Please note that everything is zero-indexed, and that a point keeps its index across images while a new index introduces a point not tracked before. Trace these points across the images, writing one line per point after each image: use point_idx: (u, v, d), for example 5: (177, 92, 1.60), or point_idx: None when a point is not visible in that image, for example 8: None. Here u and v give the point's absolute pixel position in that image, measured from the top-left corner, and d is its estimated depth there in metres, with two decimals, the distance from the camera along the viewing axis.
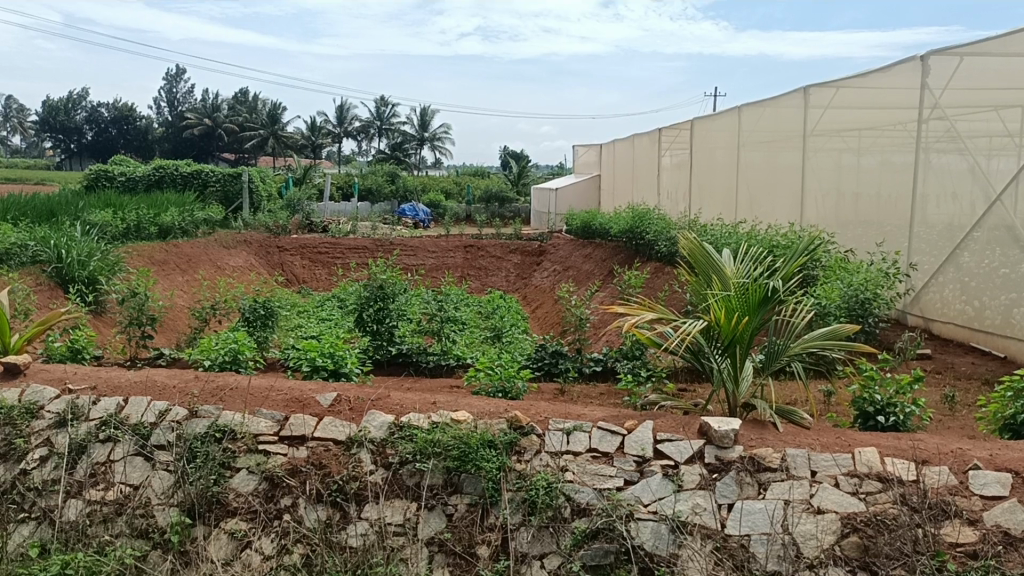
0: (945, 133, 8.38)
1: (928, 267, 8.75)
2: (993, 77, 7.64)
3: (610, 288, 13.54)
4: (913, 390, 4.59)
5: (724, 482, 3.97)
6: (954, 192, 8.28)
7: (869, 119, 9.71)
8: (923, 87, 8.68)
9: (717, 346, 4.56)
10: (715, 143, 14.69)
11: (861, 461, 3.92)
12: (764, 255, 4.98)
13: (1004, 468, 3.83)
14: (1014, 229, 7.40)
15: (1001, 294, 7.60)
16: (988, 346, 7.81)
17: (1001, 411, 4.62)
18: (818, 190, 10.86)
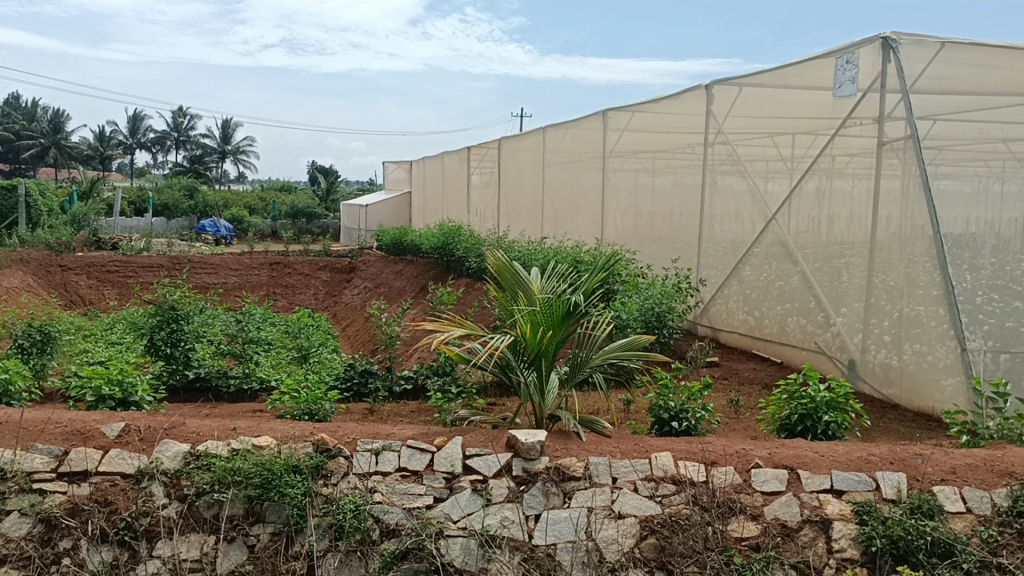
0: (728, 157, 9.06)
1: (715, 280, 9.43)
2: (767, 107, 8.38)
3: (420, 305, 13.56)
4: (703, 396, 4.92)
5: (531, 493, 4.06)
6: (737, 211, 8.97)
7: (662, 143, 10.37)
8: (708, 114, 9.32)
9: (524, 359, 4.66)
10: (521, 163, 15.11)
11: (658, 465, 4.13)
12: (567, 271, 5.15)
13: (781, 465, 4.16)
14: (787, 245, 8.13)
15: (776, 304, 8.29)
16: (766, 352, 8.50)
17: (778, 413, 5.03)
18: (617, 209, 11.45)
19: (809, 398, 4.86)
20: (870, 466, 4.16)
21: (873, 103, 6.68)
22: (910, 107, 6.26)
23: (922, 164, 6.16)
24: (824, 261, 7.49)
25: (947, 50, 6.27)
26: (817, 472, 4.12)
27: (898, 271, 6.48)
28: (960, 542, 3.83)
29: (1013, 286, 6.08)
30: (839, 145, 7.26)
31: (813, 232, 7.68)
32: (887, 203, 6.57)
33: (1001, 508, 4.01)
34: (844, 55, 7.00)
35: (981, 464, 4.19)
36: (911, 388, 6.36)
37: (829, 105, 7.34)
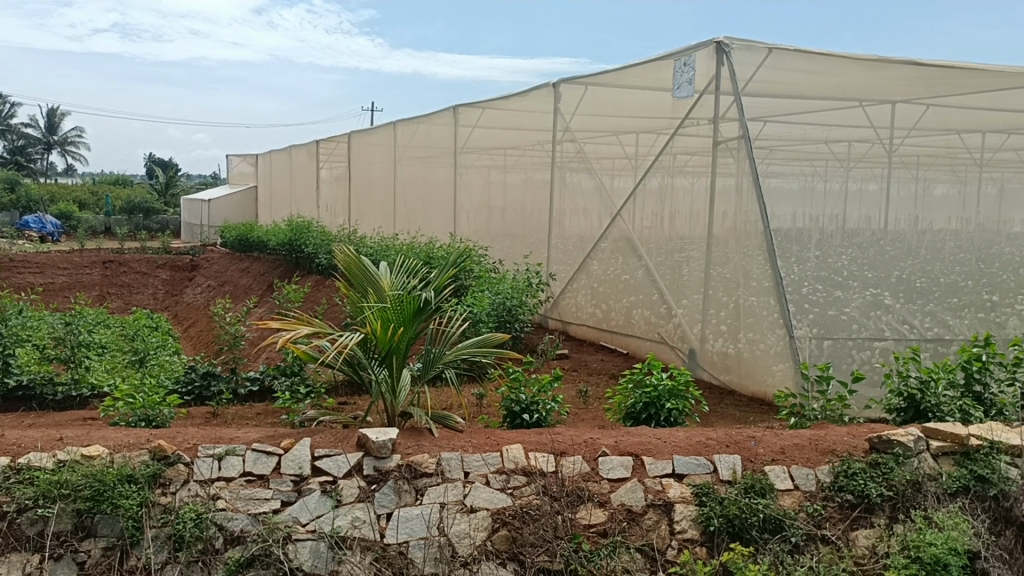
0: (575, 154, 9.30)
1: (564, 275, 9.66)
2: (610, 107, 8.68)
3: (268, 304, 13.15)
4: (553, 388, 5.02)
5: (383, 492, 4.02)
6: (585, 208, 9.21)
7: (512, 140, 10.55)
8: (556, 112, 9.51)
9: (375, 356, 4.60)
10: (371, 158, 14.93)
11: (509, 458, 4.19)
12: (418, 267, 5.13)
13: (627, 452, 4.32)
14: (632, 240, 8.43)
15: (622, 298, 8.58)
16: (614, 343, 8.78)
17: (624, 402, 5.21)
18: (469, 205, 11.54)
19: (652, 387, 5.05)
20: (708, 450, 4.38)
21: (708, 105, 7.03)
22: (742, 109, 6.61)
23: (753, 162, 6.53)
24: (665, 256, 7.82)
25: (774, 56, 6.64)
26: (659, 458, 4.30)
27: (733, 264, 6.86)
28: (788, 517, 4.08)
29: (836, 277, 6.49)
30: (678, 144, 7.60)
31: (655, 227, 7.99)
32: (723, 200, 6.93)
33: (824, 483, 4.30)
34: (681, 57, 7.32)
35: (806, 444, 4.51)
36: (746, 374, 6.73)
37: (668, 106, 7.69)
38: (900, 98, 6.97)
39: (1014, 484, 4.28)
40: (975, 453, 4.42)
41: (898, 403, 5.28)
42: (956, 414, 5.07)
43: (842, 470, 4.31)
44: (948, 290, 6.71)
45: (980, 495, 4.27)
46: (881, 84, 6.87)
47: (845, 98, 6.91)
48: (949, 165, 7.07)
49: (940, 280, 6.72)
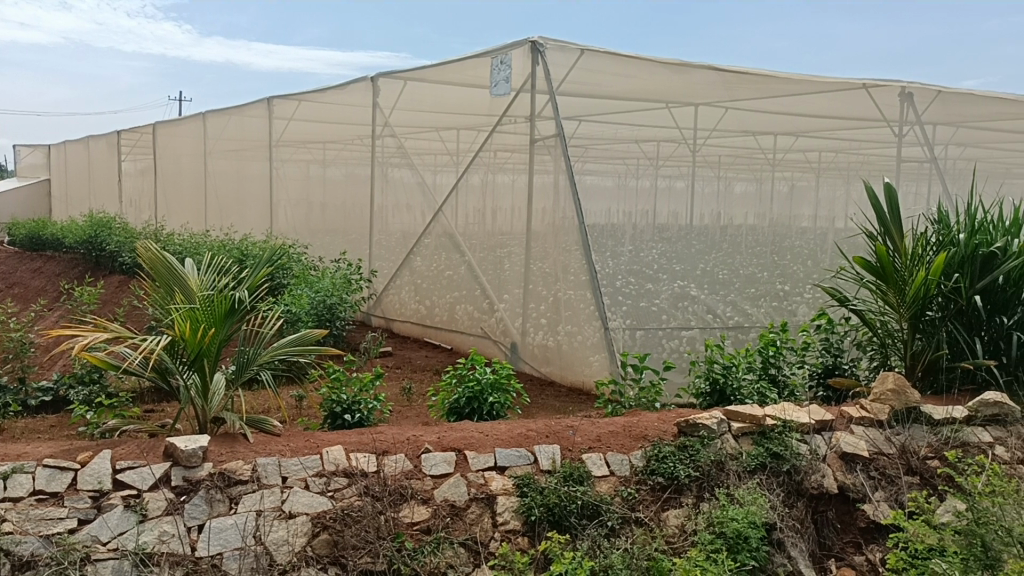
0: (396, 150, 9.24)
1: (386, 271, 9.56)
2: (429, 103, 8.66)
3: (64, 308, 12.15)
4: (375, 386, 4.97)
5: (193, 503, 3.82)
6: (407, 203, 9.15)
7: (331, 134, 10.32)
8: (374, 106, 9.37)
9: (183, 360, 4.34)
10: (179, 150, 14.13)
11: (330, 460, 4.12)
12: (229, 266, 4.91)
13: (449, 447, 4.36)
14: (453, 236, 8.47)
15: (444, 293, 8.61)
16: (437, 339, 8.79)
17: (447, 397, 5.23)
18: (287, 200, 11.18)
19: (475, 381, 5.10)
20: (528, 441, 4.51)
21: (524, 103, 7.18)
22: (557, 108, 6.81)
23: (567, 161, 6.74)
24: (487, 251, 7.91)
25: (586, 58, 6.84)
26: (481, 452, 4.37)
27: (550, 259, 7.05)
28: (604, 502, 4.23)
29: (646, 270, 6.82)
30: (497, 141, 7.70)
31: (477, 223, 8.06)
32: (541, 196, 7.10)
33: (638, 467, 4.51)
34: (498, 55, 7.38)
35: (621, 431, 4.74)
36: (565, 366, 6.94)
37: (487, 103, 7.77)
38: (702, 101, 7.29)
39: (804, 459, 4.64)
40: (771, 433, 4.76)
41: (704, 387, 5.61)
42: (754, 396, 5.46)
43: (654, 454, 4.54)
44: (747, 281, 7.18)
45: (775, 470, 4.59)
46: (686, 88, 7.21)
47: (652, 100, 7.23)
48: (747, 163, 7.58)
49: (739, 272, 7.18)
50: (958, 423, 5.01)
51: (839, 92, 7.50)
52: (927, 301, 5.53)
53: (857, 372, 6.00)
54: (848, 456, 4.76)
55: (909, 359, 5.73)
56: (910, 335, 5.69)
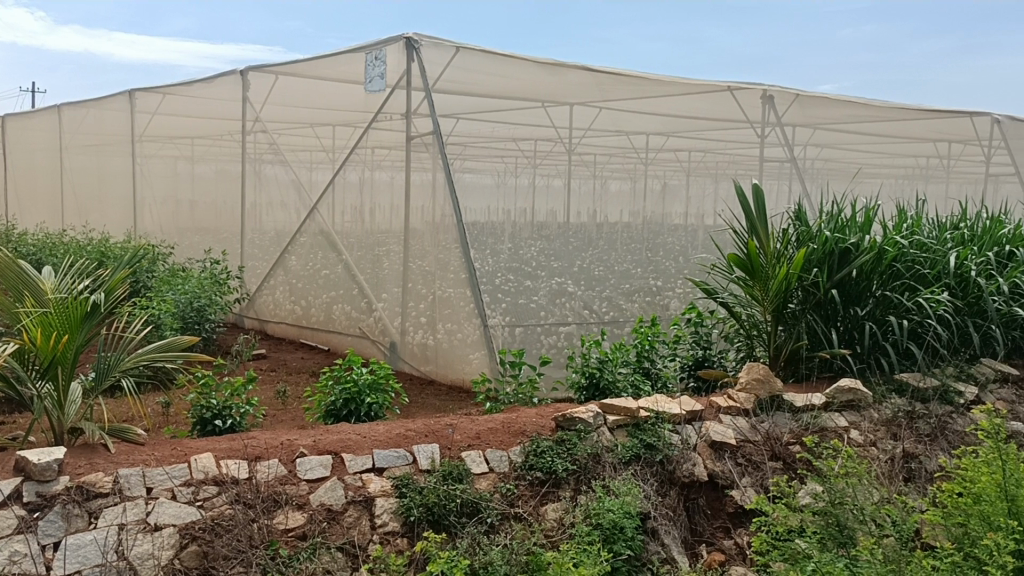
0: (268, 146, 8.99)
1: (259, 270, 9.28)
2: (301, 99, 8.42)
3: None
4: (247, 390, 4.80)
5: (48, 520, 3.61)
6: (281, 201, 8.92)
7: (199, 130, 9.94)
8: (244, 101, 9.09)
9: (35, 369, 4.07)
10: (31, 145, 13.28)
11: (198, 468, 3.98)
12: (87, 268, 4.65)
13: (325, 451, 4.28)
14: (329, 235, 8.31)
15: (320, 293, 8.44)
16: (314, 340, 8.61)
17: (324, 400, 5.11)
18: (151, 197, 10.69)
19: (352, 382, 5.02)
20: (407, 441, 4.49)
21: (400, 99, 7.10)
22: (433, 105, 6.78)
23: (445, 159, 6.73)
24: (365, 250, 7.80)
25: (461, 56, 6.82)
26: (359, 454, 4.32)
27: (429, 257, 7.02)
28: (483, 499, 4.24)
29: (524, 267, 6.88)
30: (373, 138, 7.60)
31: (355, 221, 7.93)
32: (419, 194, 7.06)
33: (517, 463, 4.55)
34: (371, 51, 7.27)
35: (500, 428, 4.78)
36: (445, 364, 6.92)
37: (362, 99, 7.66)
38: (576, 101, 7.42)
39: (675, 449, 4.80)
40: (645, 424, 4.90)
41: (581, 382, 5.72)
42: (629, 390, 5.60)
43: (532, 449, 4.59)
44: (621, 277, 7.33)
45: (649, 460, 4.73)
46: (561, 89, 7.30)
47: (528, 100, 7.30)
48: (621, 163, 8.02)
49: (614, 268, 7.32)
50: (817, 409, 5.32)
51: (704, 95, 7.72)
52: (788, 294, 5.82)
53: (725, 364, 6.24)
54: (717, 444, 4.94)
55: (772, 349, 6.02)
56: (773, 326, 5.97)
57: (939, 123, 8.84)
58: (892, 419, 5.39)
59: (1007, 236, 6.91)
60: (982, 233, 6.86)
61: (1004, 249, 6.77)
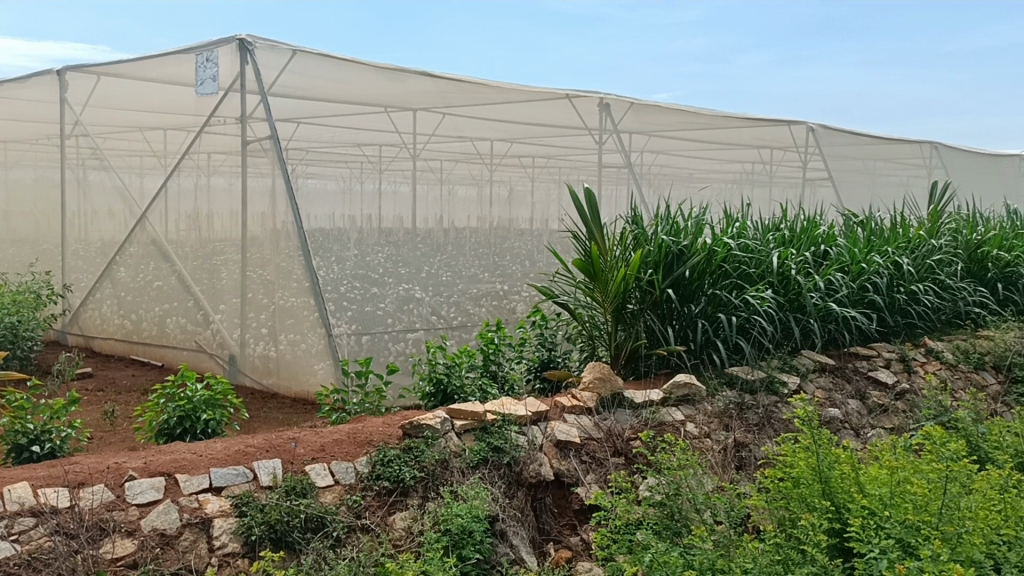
0: (91, 152, 8.50)
1: (83, 284, 8.71)
2: (126, 101, 7.99)
3: None
4: (68, 413, 4.50)
5: None
6: (107, 209, 8.38)
7: (13, 133, 9.39)
8: (63, 102, 8.52)
9: None
10: None
11: (13, 499, 3.76)
12: None
13: (157, 472, 4.12)
14: (161, 244, 7.89)
15: (152, 305, 7.99)
16: (146, 356, 8.14)
17: (156, 418, 4.84)
18: None
19: (186, 399, 4.81)
20: (247, 458, 4.36)
21: (234, 103, 6.85)
22: (268, 109, 6.60)
23: (284, 166, 6.57)
24: (202, 260, 7.47)
25: (297, 60, 6.65)
26: (195, 474, 4.16)
27: (270, 266, 6.80)
28: (329, 513, 4.14)
29: (371, 274, 6.77)
30: (207, 144, 7.30)
31: (189, 229, 7.57)
32: (257, 202, 6.83)
33: (363, 474, 4.48)
34: (203, 52, 6.95)
35: (345, 439, 4.72)
36: (288, 376, 6.73)
37: (194, 103, 7.34)
38: (418, 107, 7.39)
39: (522, 450, 4.86)
40: (491, 427, 4.94)
41: (428, 388, 5.70)
42: (476, 394, 5.64)
43: (378, 459, 4.54)
44: (469, 282, 7.34)
45: (496, 463, 4.77)
46: (403, 96, 7.18)
47: (369, 105, 7.21)
48: (466, 170, 8.47)
49: (462, 273, 7.31)
50: (655, 405, 5.55)
51: (543, 103, 7.86)
52: (626, 295, 6.04)
53: (570, 364, 6.38)
54: (562, 443, 5.05)
55: (613, 349, 6.23)
56: (613, 327, 6.18)
57: (761, 130, 9.37)
58: (724, 411, 5.68)
59: (822, 237, 7.45)
60: (800, 234, 7.37)
61: (820, 249, 7.30)
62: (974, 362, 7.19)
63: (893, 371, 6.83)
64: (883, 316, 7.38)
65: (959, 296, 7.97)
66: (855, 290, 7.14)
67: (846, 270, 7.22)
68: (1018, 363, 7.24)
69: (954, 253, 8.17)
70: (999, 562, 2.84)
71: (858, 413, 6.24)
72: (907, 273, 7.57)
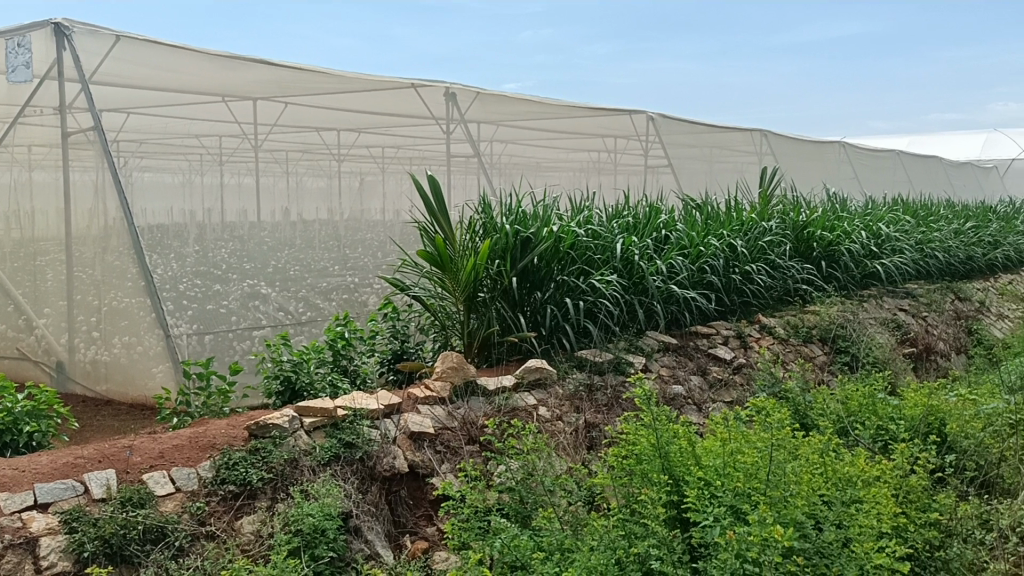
0: None
1: None
2: None
3: None
4: None
5: None
6: None
7: None
8: None
9: None
10: None
11: None
12: None
13: None
14: None
15: None
16: None
17: None
18: None
19: (5, 412, 4.46)
20: (76, 471, 4.11)
21: (50, 90, 6.33)
22: (90, 98, 6.13)
23: (109, 158, 6.14)
24: (23, 261, 7.04)
25: (122, 46, 6.27)
26: (16, 492, 3.88)
27: (98, 266, 6.38)
28: (170, 522, 3.95)
29: (214, 271, 6.50)
30: (24, 136, 6.82)
31: (12, 228, 7.14)
32: (80, 197, 6.38)
33: (207, 479, 4.29)
34: (14, 37, 6.46)
35: (186, 444, 4.52)
36: (122, 381, 6.37)
37: (6, 91, 6.84)
38: (258, 97, 7.14)
39: (375, 445, 4.79)
40: (342, 423, 4.85)
41: (276, 386, 5.53)
42: (326, 389, 5.52)
43: (223, 462, 4.36)
44: (318, 275, 7.16)
45: (349, 459, 4.68)
46: (240, 85, 6.94)
47: (205, 94, 6.89)
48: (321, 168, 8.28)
49: (311, 267, 7.14)
50: (508, 392, 5.60)
51: (387, 93, 7.75)
52: (477, 284, 6.07)
53: (423, 355, 6.34)
54: (415, 435, 5.01)
55: (466, 338, 6.24)
56: (465, 316, 6.19)
57: (604, 120, 9.63)
58: (574, 393, 5.82)
59: (663, 223, 7.75)
60: (642, 221, 7.62)
61: (661, 234, 7.58)
62: (803, 335, 7.68)
63: (730, 348, 7.20)
64: (721, 296, 7.76)
65: (788, 275, 8.49)
66: (695, 273, 7.47)
67: (686, 253, 7.56)
68: (840, 335, 7.82)
69: (783, 235, 8.69)
70: (820, 521, 3.06)
71: (700, 388, 6.55)
72: (741, 255, 8.00)
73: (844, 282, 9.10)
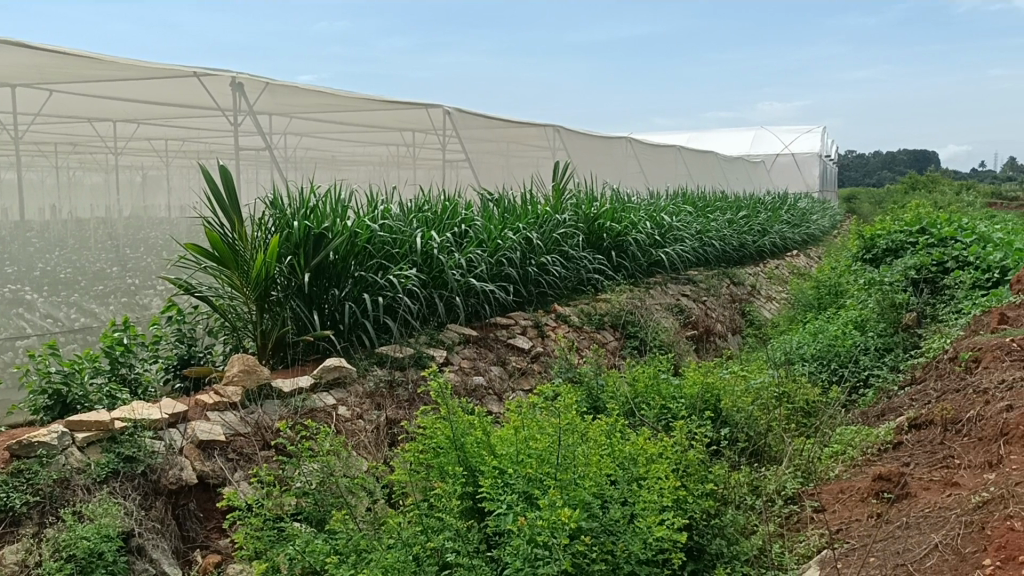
0: None
1: None
2: None
3: None
4: None
5: None
6: None
7: None
8: None
9: None
10: None
11: None
12: None
13: None
14: None
15: None
16: None
17: None
18: None
19: None
20: None
21: None
22: None
23: None
24: None
25: None
26: None
27: None
28: None
29: None
30: None
31: None
32: None
33: None
34: None
35: None
36: None
37: None
38: (19, 83, 6.52)
39: (158, 457, 4.48)
40: (121, 436, 4.50)
41: (44, 401, 5.03)
42: (103, 401, 5.10)
43: None
44: (94, 279, 6.61)
45: (129, 474, 4.35)
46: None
47: None
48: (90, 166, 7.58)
49: (86, 270, 6.57)
50: (304, 393, 5.42)
51: (166, 83, 7.30)
52: (268, 281, 5.83)
53: (213, 359, 6.01)
54: (204, 444, 4.73)
55: (259, 339, 5.97)
56: (257, 316, 5.93)
57: (399, 113, 9.60)
58: (374, 391, 5.73)
59: (462, 217, 7.80)
60: (441, 215, 7.63)
61: (459, 228, 7.63)
62: (596, 322, 8.00)
63: (528, 337, 7.38)
64: (518, 287, 7.93)
65: (581, 265, 8.81)
66: (492, 265, 7.59)
67: (483, 246, 7.65)
68: (630, 321, 8.23)
69: (576, 227, 9.02)
70: (607, 501, 3.19)
71: (500, 378, 6.66)
72: (537, 247, 8.21)
73: (632, 271, 9.59)
